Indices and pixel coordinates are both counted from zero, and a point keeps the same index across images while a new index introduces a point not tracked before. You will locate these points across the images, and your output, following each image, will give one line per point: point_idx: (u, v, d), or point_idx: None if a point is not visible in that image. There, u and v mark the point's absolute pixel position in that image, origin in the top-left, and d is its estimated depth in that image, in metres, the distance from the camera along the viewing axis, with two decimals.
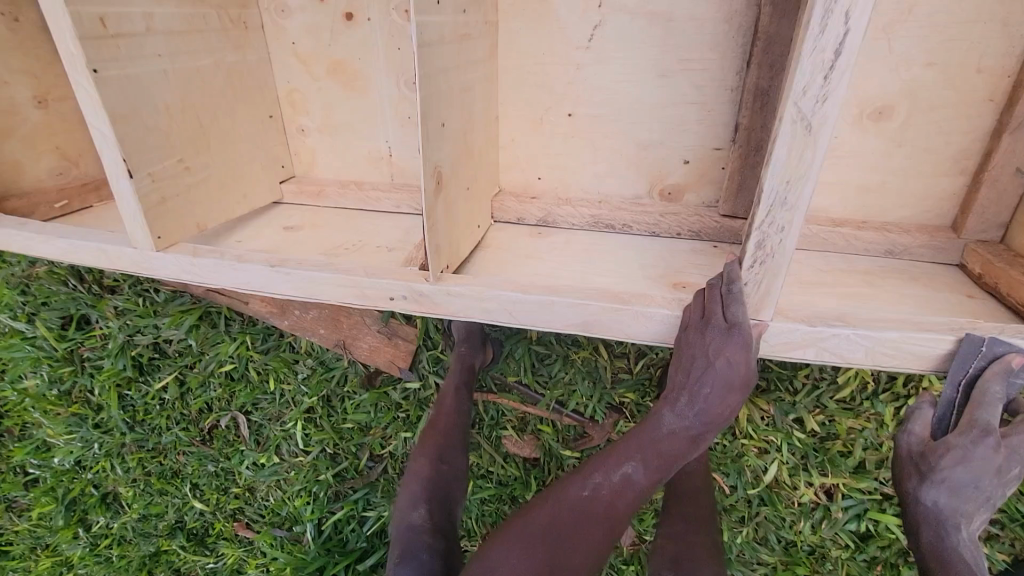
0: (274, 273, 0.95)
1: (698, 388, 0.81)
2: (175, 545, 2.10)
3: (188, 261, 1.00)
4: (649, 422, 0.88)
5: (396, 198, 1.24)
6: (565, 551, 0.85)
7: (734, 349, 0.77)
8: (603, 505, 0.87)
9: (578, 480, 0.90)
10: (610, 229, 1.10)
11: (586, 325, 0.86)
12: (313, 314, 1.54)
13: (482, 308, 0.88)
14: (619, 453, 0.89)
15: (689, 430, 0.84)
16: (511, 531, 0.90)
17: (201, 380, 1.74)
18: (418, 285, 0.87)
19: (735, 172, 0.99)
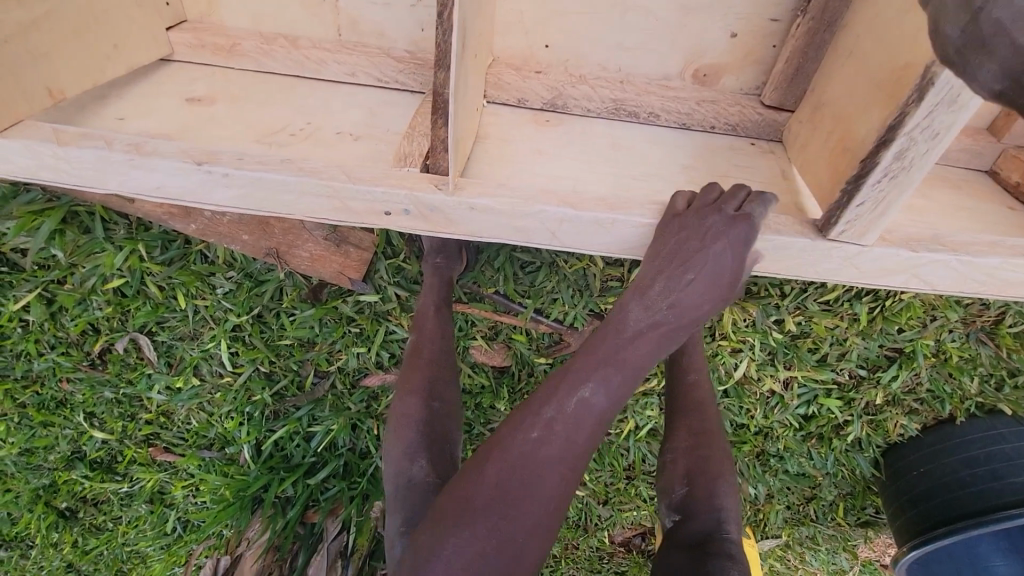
0: (202, 176, 0.64)
1: (675, 278, 0.72)
2: (77, 475, 1.85)
3: (49, 153, 0.64)
4: (611, 325, 0.73)
5: (345, 63, 0.89)
6: (520, 504, 0.69)
7: (734, 235, 0.71)
8: (560, 444, 0.70)
9: (524, 419, 0.71)
10: (632, 117, 0.90)
11: (648, 249, 0.74)
12: (232, 215, 1.21)
13: (516, 227, 0.69)
14: (571, 374, 0.71)
15: (659, 324, 0.71)
16: (454, 505, 0.71)
17: (79, 298, 1.34)
18: (424, 195, 0.65)
19: (795, 55, 0.82)
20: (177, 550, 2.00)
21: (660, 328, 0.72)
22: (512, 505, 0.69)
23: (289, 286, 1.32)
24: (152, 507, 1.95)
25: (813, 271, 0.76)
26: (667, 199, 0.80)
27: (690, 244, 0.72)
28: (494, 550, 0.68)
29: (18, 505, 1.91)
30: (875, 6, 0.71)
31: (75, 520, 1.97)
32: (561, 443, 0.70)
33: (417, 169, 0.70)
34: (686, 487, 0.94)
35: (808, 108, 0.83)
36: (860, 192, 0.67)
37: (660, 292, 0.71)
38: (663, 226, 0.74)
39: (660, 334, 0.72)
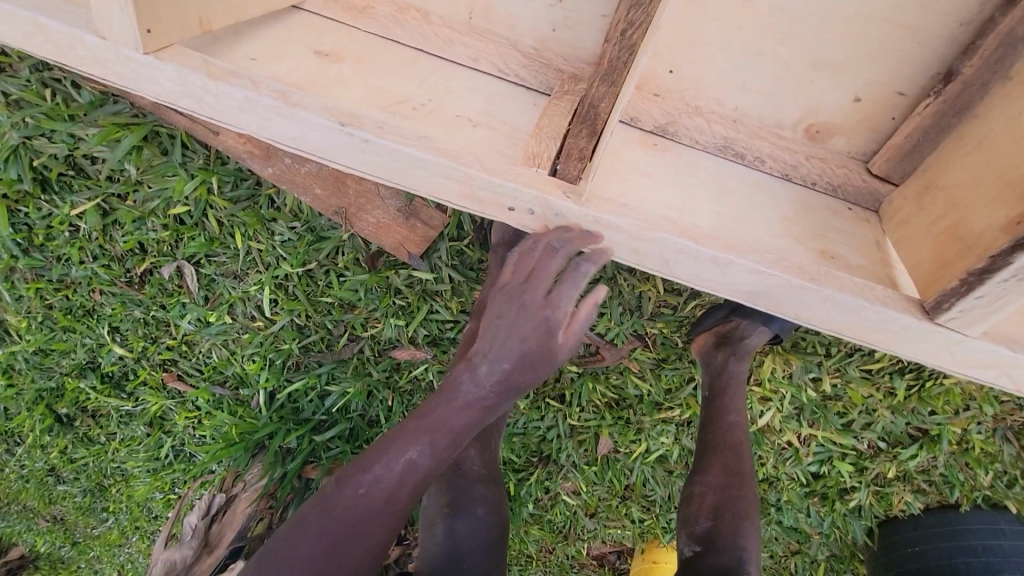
0: (344, 138, 0.67)
1: (494, 359, 0.77)
2: (85, 385, 1.86)
3: (199, 84, 0.66)
4: (442, 397, 0.81)
5: (470, 47, 0.90)
6: (342, 552, 0.77)
7: (538, 322, 0.75)
8: (381, 499, 0.79)
9: (353, 474, 0.80)
10: (738, 159, 0.90)
11: (754, 295, 0.73)
12: (310, 168, 1.22)
13: (632, 249, 0.72)
14: (401, 437, 0.80)
15: (482, 400, 0.80)
16: (281, 552, 0.78)
17: (137, 217, 1.35)
18: (554, 200, 0.70)
19: (914, 132, 0.84)
20: (163, 476, 2.02)
21: (481, 403, 0.79)
22: (331, 558, 0.77)
23: (347, 248, 1.34)
24: (150, 430, 1.96)
25: (904, 348, 0.75)
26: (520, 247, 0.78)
27: (501, 327, 0.77)
28: None
29: (20, 401, 1.92)
30: (1016, 105, 0.70)
31: (70, 427, 1.98)
32: (385, 498, 0.79)
33: (546, 170, 0.73)
34: (712, 522, 0.97)
35: (916, 186, 0.84)
36: (983, 285, 0.66)
37: (486, 371, 0.78)
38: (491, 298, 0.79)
39: (483, 406, 0.80)
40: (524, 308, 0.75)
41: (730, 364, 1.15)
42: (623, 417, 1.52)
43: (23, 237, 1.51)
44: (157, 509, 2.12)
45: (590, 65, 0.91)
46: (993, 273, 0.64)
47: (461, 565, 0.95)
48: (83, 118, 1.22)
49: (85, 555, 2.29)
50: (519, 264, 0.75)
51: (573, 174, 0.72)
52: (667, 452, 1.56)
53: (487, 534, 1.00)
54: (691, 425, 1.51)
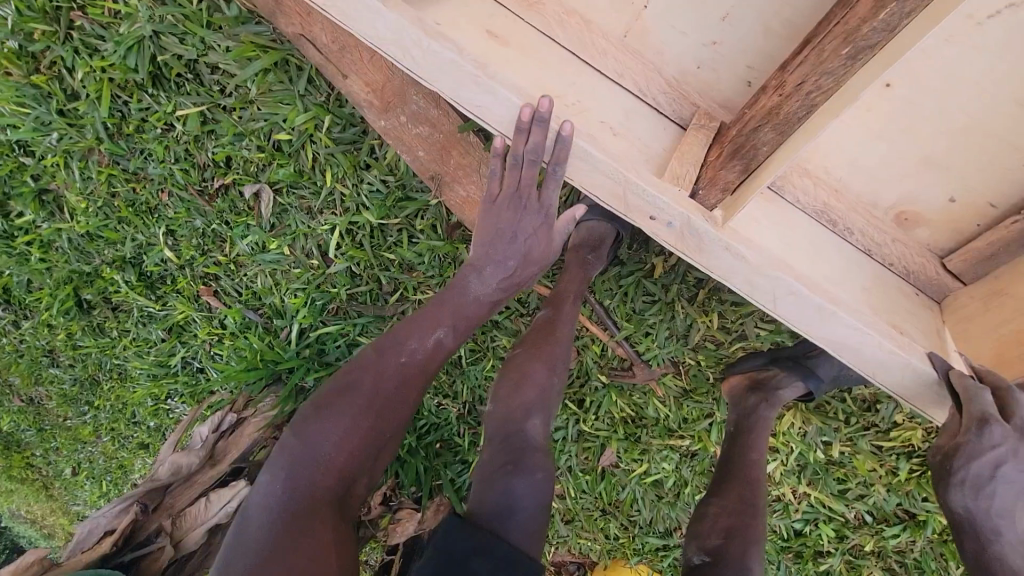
0: (526, 119, 0.76)
1: (500, 262, 1.02)
2: (120, 278, 1.89)
3: (417, 39, 0.73)
4: (454, 290, 1.04)
5: (621, 63, 0.97)
6: (393, 408, 0.95)
7: (534, 223, 1.01)
8: (420, 364, 0.98)
9: (395, 344, 0.97)
10: (831, 226, 0.99)
11: (838, 346, 0.80)
12: (420, 131, 1.28)
13: (749, 279, 0.79)
14: (426, 321, 1.00)
15: (486, 294, 1.04)
16: (334, 410, 0.91)
17: (238, 132, 1.40)
18: (697, 221, 0.78)
19: (996, 242, 0.93)
20: (163, 384, 2.05)
21: (489, 296, 1.04)
22: (382, 416, 0.94)
23: (429, 214, 1.40)
24: (167, 337, 2.00)
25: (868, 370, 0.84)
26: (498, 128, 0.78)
27: (501, 232, 1.01)
28: (365, 436, 0.92)
29: (48, 277, 1.94)
30: None
31: (87, 315, 2.01)
32: (423, 367, 0.98)
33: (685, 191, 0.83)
34: (723, 541, 1.03)
35: (985, 290, 0.93)
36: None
37: (494, 272, 1.03)
38: (486, 210, 1.01)
39: (487, 299, 1.04)
40: (525, 212, 1.00)
41: (761, 409, 1.21)
42: (634, 434, 1.59)
43: (114, 122, 1.55)
44: (141, 415, 2.15)
45: (723, 106, 0.97)
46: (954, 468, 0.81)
47: (513, 516, 0.97)
48: (223, 30, 1.29)
49: (45, 443, 2.28)
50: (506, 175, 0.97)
51: (711, 202, 0.84)
52: (664, 478, 1.62)
53: (541, 497, 1.01)
54: (693, 458, 1.58)
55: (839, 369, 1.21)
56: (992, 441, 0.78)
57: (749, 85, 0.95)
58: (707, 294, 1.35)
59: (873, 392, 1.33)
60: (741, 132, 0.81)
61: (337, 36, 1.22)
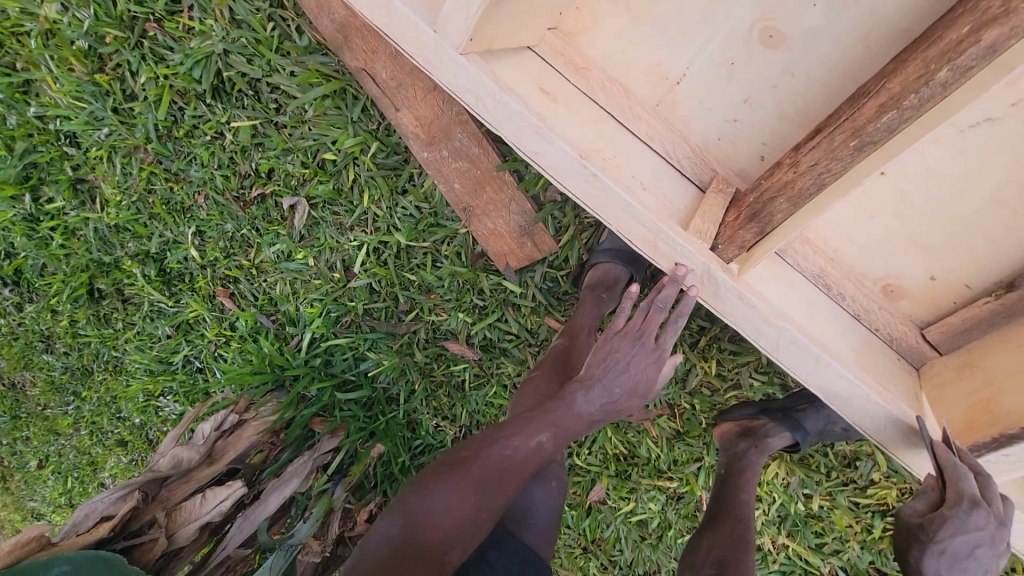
0: (577, 168, 0.87)
1: (609, 386, 1.03)
2: (138, 271, 1.94)
3: (493, 92, 0.84)
4: (560, 405, 1.04)
5: (652, 128, 1.10)
6: (496, 491, 0.98)
7: (646, 359, 1.03)
8: (522, 462, 1.01)
9: (502, 436, 1.02)
10: (826, 290, 1.11)
11: (832, 396, 0.90)
12: (459, 165, 1.40)
13: (757, 327, 0.89)
14: (532, 425, 1.03)
15: (592, 415, 1.04)
16: (444, 475, 0.98)
17: (286, 148, 1.51)
18: (715, 270, 0.88)
19: (969, 319, 1.05)
20: (162, 379, 2.07)
21: (593, 416, 1.04)
22: (484, 495, 0.97)
23: (455, 241, 1.50)
24: (173, 334, 2.04)
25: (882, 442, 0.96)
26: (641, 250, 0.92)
27: (613, 360, 1.03)
28: (470, 513, 0.96)
29: (64, 264, 1.98)
30: None
31: (95, 304, 2.04)
32: (525, 461, 1.01)
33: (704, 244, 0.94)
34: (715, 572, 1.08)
35: (958, 359, 1.04)
36: (1012, 446, 0.87)
37: (601, 396, 1.03)
38: (606, 340, 1.04)
39: (591, 422, 1.04)
40: (640, 345, 1.02)
41: (750, 454, 1.29)
42: (624, 471, 1.65)
43: (165, 125, 1.65)
44: (126, 411, 2.16)
45: (738, 175, 1.10)
46: (938, 539, 0.89)
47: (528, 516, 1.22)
48: (291, 56, 1.42)
49: (17, 431, 2.25)
50: (635, 316, 1.03)
51: (728, 256, 0.95)
52: (648, 518, 1.67)
53: (554, 502, 1.26)
54: (678, 501, 1.63)
55: (825, 424, 1.29)
56: (977, 522, 0.87)
57: (762, 159, 1.08)
58: (708, 342, 1.44)
59: (854, 449, 1.40)
60: (758, 199, 0.92)
61: (396, 73, 1.35)
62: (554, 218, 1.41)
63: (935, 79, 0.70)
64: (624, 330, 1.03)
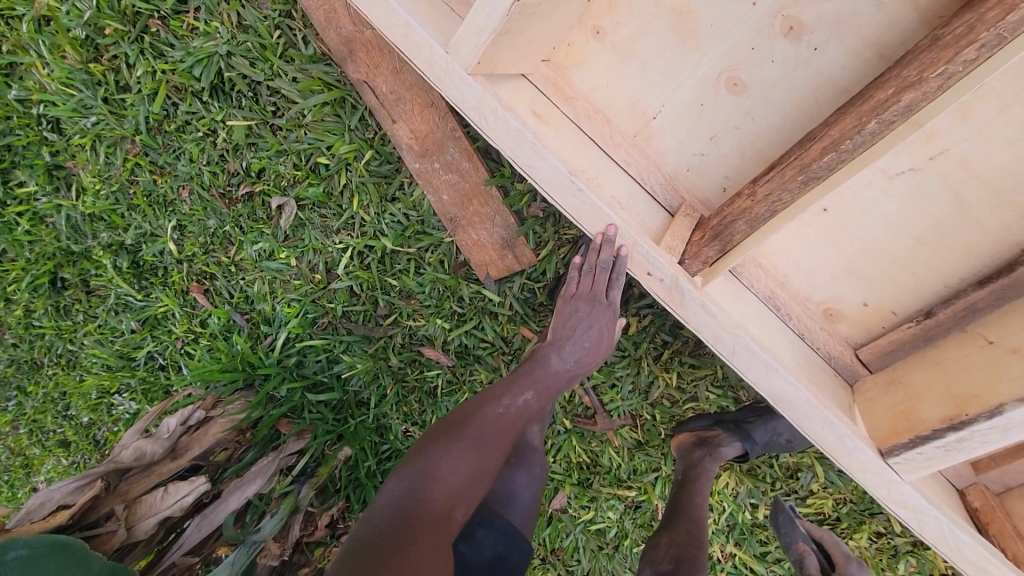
0: (566, 183, 0.97)
1: (577, 342, 1.22)
2: (109, 262, 1.90)
3: (496, 110, 0.94)
4: (538, 366, 1.20)
5: (630, 155, 1.22)
6: (492, 449, 1.06)
7: (605, 322, 1.22)
8: (512, 421, 1.12)
9: (493, 400, 1.12)
10: (776, 310, 1.24)
11: (778, 400, 1.00)
12: (449, 178, 1.48)
13: (716, 333, 1.00)
14: (517, 386, 1.16)
15: (567, 370, 1.21)
16: (448, 438, 1.04)
17: (281, 150, 1.57)
18: (682, 281, 0.99)
19: (896, 341, 1.20)
20: (122, 375, 2.02)
21: (569, 371, 1.21)
22: (483, 453, 1.04)
23: (438, 249, 1.58)
24: (138, 329, 2.01)
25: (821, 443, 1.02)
26: (580, 225, 1.01)
27: (576, 318, 1.22)
28: (472, 470, 1.01)
29: (27, 250, 1.92)
30: (970, 351, 1.04)
31: (58, 293, 1.99)
32: (514, 421, 1.12)
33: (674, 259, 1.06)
34: (673, 565, 1.16)
35: (886, 376, 1.18)
36: (924, 445, 0.95)
37: (571, 352, 1.21)
38: (566, 303, 1.22)
39: (567, 377, 1.21)
40: (596, 304, 1.21)
41: (705, 461, 1.39)
42: (586, 480, 1.72)
43: (157, 118, 1.68)
44: (74, 408, 2.08)
45: (704, 202, 1.23)
46: None
47: (512, 500, 1.31)
48: (295, 63, 1.49)
49: None
50: (583, 281, 1.19)
51: (693, 269, 1.07)
52: (607, 528, 1.74)
53: (535, 487, 1.37)
54: (636, 510, 1.71)
55: (770, 435, 1.40)
56: None
57: (725, 190, 1.21)
58: (670, 355, 1.55)
59: (796, 461, 1.50)
60: (721, 223, 1.05)
61: (396, 87, 1.43)
62: (535, 233, 1.51)
63: (866, 129, 0.85)
64: (577, 294, 1.20)
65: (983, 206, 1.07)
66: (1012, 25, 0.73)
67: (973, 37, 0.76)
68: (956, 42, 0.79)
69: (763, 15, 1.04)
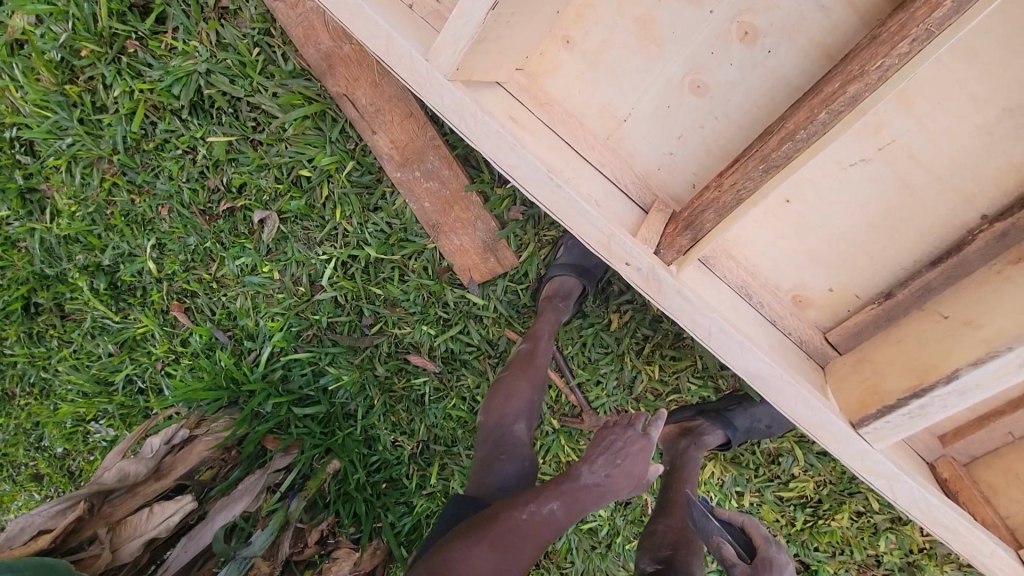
0: (545, 181, 1.02)
1: (608, 459, 1.15)
2: (86, 284, 1.88)
3: (475, 113, 0.99)
4: (570, 477, 1.15)
5: (603, 156, 1.28)
6: (512, 553, 1.06)
7: (638, 448, 1.16)
8: (536, 526, 1.09)
9: (520, 504, 1.11)
10: (748, 298, 1.31)
11: (755, 379, 1.05)
12: (430, 185, 1.53)
13: (692, 318, 1.05)
14: (547, 491, 1.13)
15: (597, 485, 1.14)
16: (471, 536, 1.08)
17: (262, 164, 1.60)
18: (657, 268, 1.05)
19: (861, 322, 1.27)
20: (98, 401, 1.97)
21: (598, 486, 1.14)
22: (502, 556, 1.05)
23: (422, 256, 1.61)
24: (116, 352, 1.97)
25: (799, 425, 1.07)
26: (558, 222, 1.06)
27: (612, 442, 1.17)
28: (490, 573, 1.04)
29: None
30: (926, 324, 1.11)
31: (31, 319, 1.95)
32: (538, 527, 1.09)
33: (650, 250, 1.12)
34: (671, 552, 1.20)
35: (854, 356, 1.24)
36: (892, 413, 1.02)
37: (603, 466, 1.15)
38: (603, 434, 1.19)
39: (598, 492, 1.14)
40: (630, 430, 1.18)
41: (690, 451, 1.43)
42: None
43: (135, 137, 1.68)
44: (48, 439, 2.02)
45: (675, 198, 1.29)
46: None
47: None
48: (275, 79, 1.52)
49: None
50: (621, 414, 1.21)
51: (668, 259, 1.12)
52: (598, 526, 1.75)
53: None
54: (626, 507, 1.73)
55: (751, 421, 1.45)
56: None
57: (694, 186, 1.28)
58: (652, 349, 1.60)
59: (777, 446, 1.54)
60: (692, 214, 1.11)
61: (375, 99, 1.48)
62: (516, 236, 1.55)
63: (818, 119, 0.92)
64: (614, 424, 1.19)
65: (930, 191, 1.16)
66: (937, 21, 0.82)
67: (905, 33, 0.84)
68: (891, 38, 0.87)
69: (719, 21, 1.12)
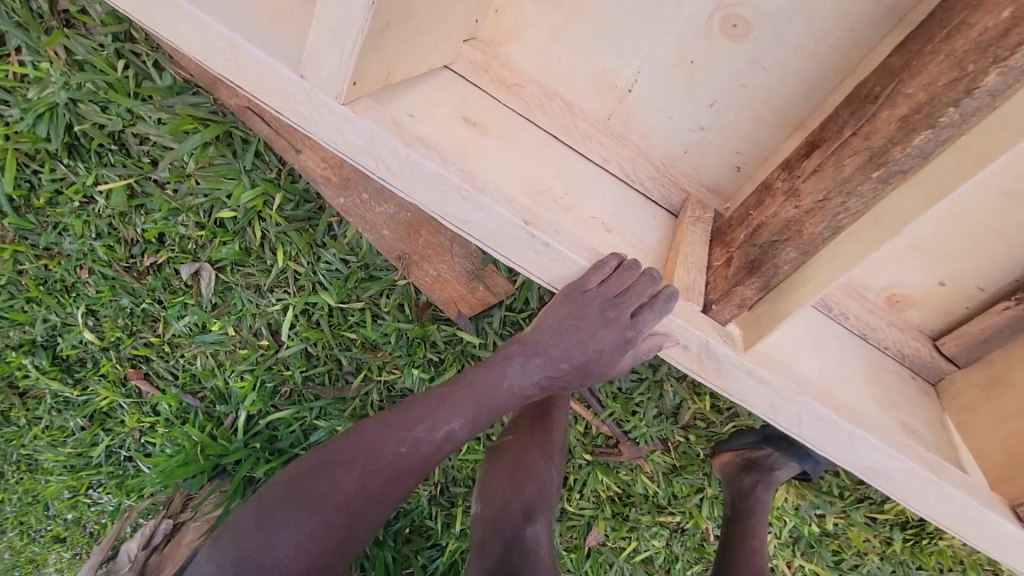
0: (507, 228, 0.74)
1: (553, 358, 0.86)
2: (28, 362, 1.52)
3: (394, 147, 0.71)
4: (485, 374, 0.89)
5: (606, 148, 0.92)
6: (376, 502, 0.86)
7: (616, 333, 0.81)
8: (419, 459, 0.87)
9: (400, 429, 0.87)
10: (823, 309, 0.97)
11: (867, 470, 0.78)
12: (385, 209, 1.21)
13: (770, 401, 0.78)
14: (445, 407, 0.88)
15: (525, 389, 0.89)
16: (316, 491, 0.84)
17: (173, 208, 1.27)
18: (714, 343, 0.78)
19: (988, 326, 0.92)
20: (83, 476, 1.66)
21: (527, 392, 0.89)
22: (360, 508, 0.85)
23: (394, 294, 1.31)
24: (88, 426, 1.62)
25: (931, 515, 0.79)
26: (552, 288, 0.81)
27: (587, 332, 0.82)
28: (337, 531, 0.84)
29: None
30: None
31: None
32: (422, 458, 0.87)
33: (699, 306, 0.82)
34: None
35: (982, 376, 0.92)
36: None
37: (537, 368, 0.87)
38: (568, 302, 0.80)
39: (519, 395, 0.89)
40: (611, 324, 0.80)
41: (757, 491, 1.20)
42: (621, 512, 1.46)
43: (20, 194, 1.30)
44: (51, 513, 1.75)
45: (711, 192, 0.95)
46: None
47: None
48: (154, 101, 1.19)
49: None
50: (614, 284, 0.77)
51: (725, 316, 0.82)
52: (653, 555, 1.49)
53: None
54: (684, 533, 1.47)
55: None
56: None
57: (738, 169, 0.93)
58: None
59: None
60: (756, 243, 0.80)
61: None
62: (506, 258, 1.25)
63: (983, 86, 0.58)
64: (589, 298, 0.79)
65: None
66: None
67: None
68: None
69: None
